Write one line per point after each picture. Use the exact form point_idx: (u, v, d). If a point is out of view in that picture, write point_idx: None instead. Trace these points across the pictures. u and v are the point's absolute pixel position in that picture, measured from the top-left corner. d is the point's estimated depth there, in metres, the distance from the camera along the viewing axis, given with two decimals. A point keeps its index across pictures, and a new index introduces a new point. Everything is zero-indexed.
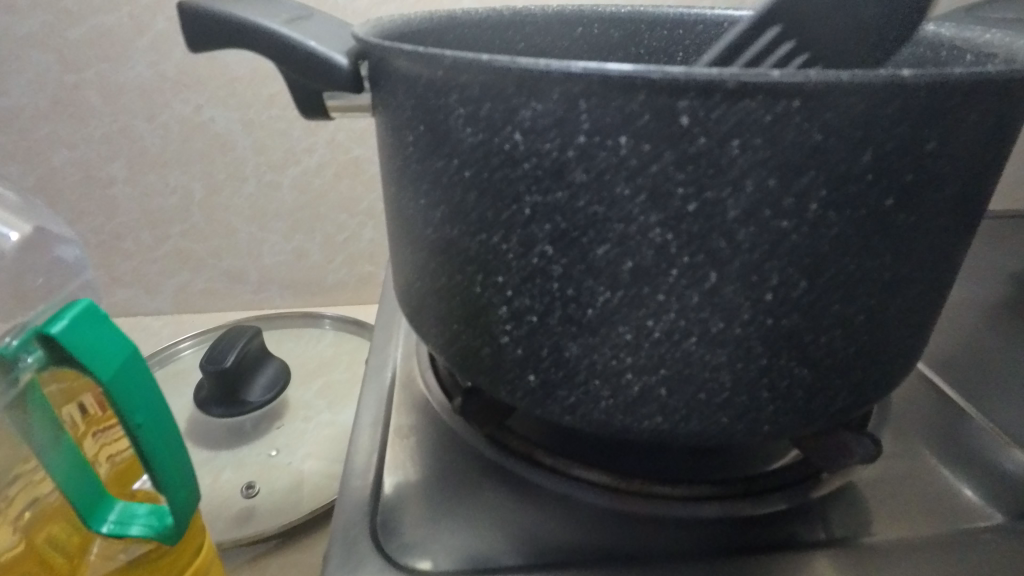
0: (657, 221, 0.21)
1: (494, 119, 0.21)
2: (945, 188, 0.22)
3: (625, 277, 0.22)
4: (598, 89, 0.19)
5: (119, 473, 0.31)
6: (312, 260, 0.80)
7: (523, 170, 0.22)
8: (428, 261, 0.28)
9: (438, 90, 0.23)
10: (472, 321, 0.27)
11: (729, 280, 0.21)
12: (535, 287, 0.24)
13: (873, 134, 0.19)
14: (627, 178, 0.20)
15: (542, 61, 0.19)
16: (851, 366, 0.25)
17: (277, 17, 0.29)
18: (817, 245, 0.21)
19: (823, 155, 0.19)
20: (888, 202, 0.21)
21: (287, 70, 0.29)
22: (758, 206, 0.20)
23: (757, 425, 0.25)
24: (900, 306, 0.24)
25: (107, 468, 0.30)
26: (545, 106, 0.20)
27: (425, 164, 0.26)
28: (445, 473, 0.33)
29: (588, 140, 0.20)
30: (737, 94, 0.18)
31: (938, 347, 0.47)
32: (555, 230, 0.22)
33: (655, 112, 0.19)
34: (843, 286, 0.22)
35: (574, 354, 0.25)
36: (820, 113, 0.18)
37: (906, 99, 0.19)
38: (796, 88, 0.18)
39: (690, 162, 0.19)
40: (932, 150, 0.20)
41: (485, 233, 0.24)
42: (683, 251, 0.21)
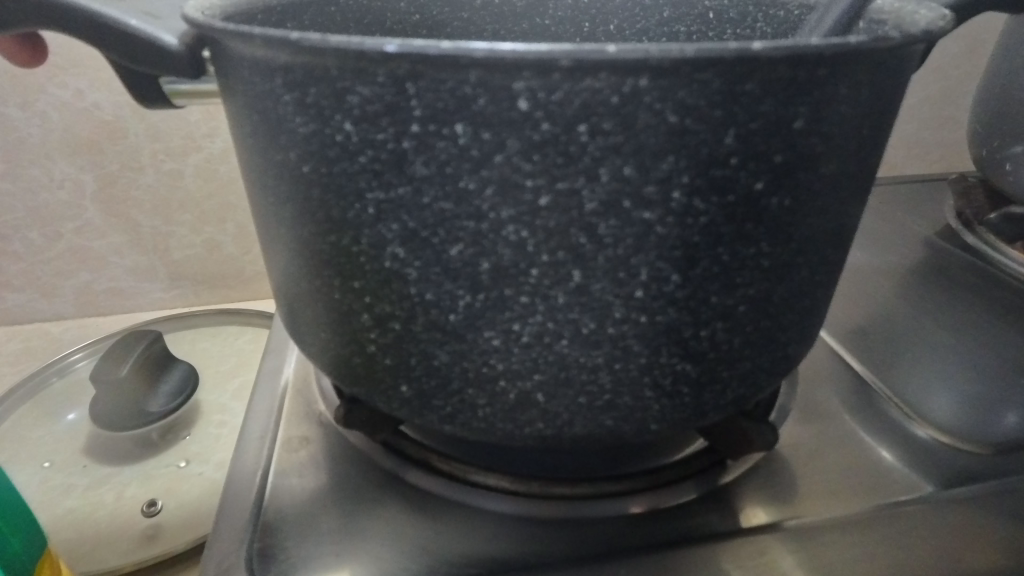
0: (510, 217, 0.18)
1: (322, 106, 0.19)
2: (821, 168, 0.20)
3: (484, 279, 0.20)
4: (423, 71, 0.16)
5: None
6: (226, 252, 0.75)
7: (360, 164, 0.19)
8: (288, 265, 0.25)
9: (263, 72, 0.20)
10: (339, 330, 0.25)
11: (595, 278, 0.19)
12: (393, 294, 0.21)
13: (734, 113, 0.17)
14: (471, 170, 0.18)
15: (356, 38, 0.16)
16: (740, 357, 0.24)
17: None
18: (686, 236, 0.19)
19: (681, 139, 0.17)
20: (759, 186, 0.19)
21: (110, 53, 0.25)
22: (616, 197, 0.18)
23: (645, 425, 0.24)
24: (785, 293, 0.23)
25: None
26: (372, 90, 0.17)
27: (266, 157, 0.23)
28: (336, 487, 0.31)
29: (423, 128, 0.17)
30: (576, 72, 0.16)
31: (850, 318, 0.47)
32: (404, 229, 0.20)
33: (490, 95, 0.16)
34: (719, 277, 0.20)
35: (444, 362, 0.23)
36: (672, 92, 0.16)
37: (764, 74, 0.17)
38: (638, 64, 0.16)
39: (537, 149, 0.17)
40: (801, 128, 0.18)
41: (334, 234, 0.21)
42: (542, 249, 0.19)
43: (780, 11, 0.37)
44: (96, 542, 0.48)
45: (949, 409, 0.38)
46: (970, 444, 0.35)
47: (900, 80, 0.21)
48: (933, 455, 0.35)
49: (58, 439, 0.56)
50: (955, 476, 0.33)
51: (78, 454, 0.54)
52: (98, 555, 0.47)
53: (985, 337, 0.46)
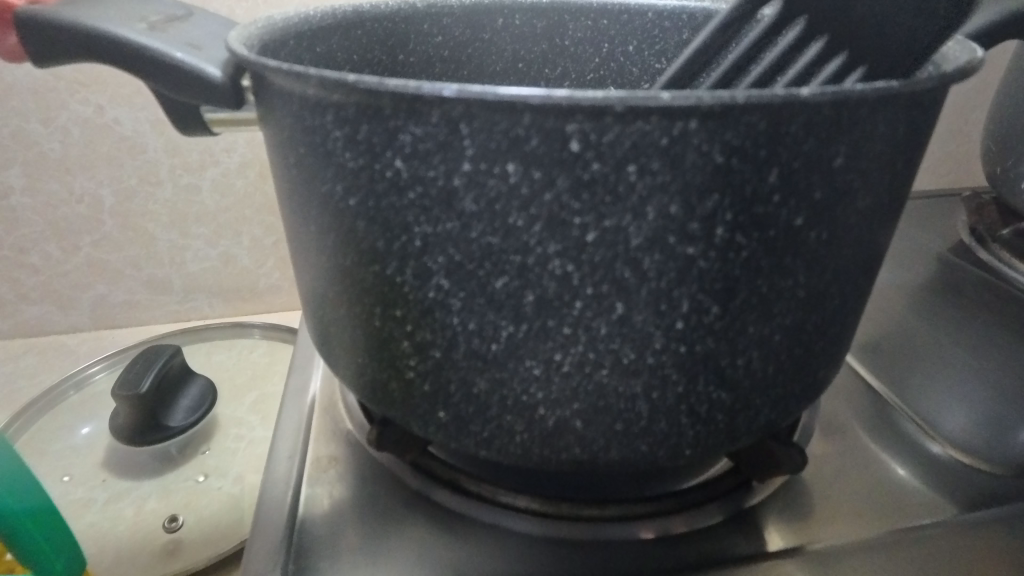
0: (556, 252, 0.19)
1: (373, 143, 0.19)
2: (857, 203, 0.20)
3: (528, 310, 0.20)
4: (477, 113, 0.17)
5: None
6: (242, 264, 0.75)
7: (409, 199, 0.20)
8: (326, 291, 0.26)
9: (314, 109, 0.20)
10: (377, 356, 0.25)
11: (637, 310, 0.20)
12: (435, 322, 0.22)
13: (777, 153, 0.18)
14: (520, 207, 0.18)
15: (413, 81, 0.17)
16: (772, 385, 0.24)
17: (142, 23, 0.27)
18: (727, 269, 0.19)
19: (726, 178, 0.18)
20: (798, 222, 0.19)
21: (153, 83, 0.26)
22: (661, 233, 0.18)
23: (679, 451, 0.24)
24: (818, 321, 0.23)
25: None
26: (425, 130, 0.18)
27: (311, 188, 0.23)
28: (366, 507, 0.32)
29: (474, 167, 0.18)
30: (628, 116, 0.16)
31: (868, 334, 0.47)
32: (449, 262, 0.20)
33: (543, 136, 0.17)
34: (757, 308, 0.21)
35: (483, 390, 0.23)
36: (719, 134, 0.17)
37: (809, 116, 0.17)
38: (689, 110, 0.16)
39: (586, 188, 0.18)
40: (841, 166, 0.19)
41: (379, 264, 0.22)
42: (586, 282, 0.19)
43: None
44: (117, 557, 0.48)
45: (965, 427, 0.38)
46: (994, 464, 0.36)
47: (932, 114, 0.22)
48: (956, 476, 0.35)
49: (77, 453, 0.56)
50: (977, 496, 0.34)
51: (98, 467, 0.55)
52: (121, 569, 0.47)
53: (1003, 353, 0.46)
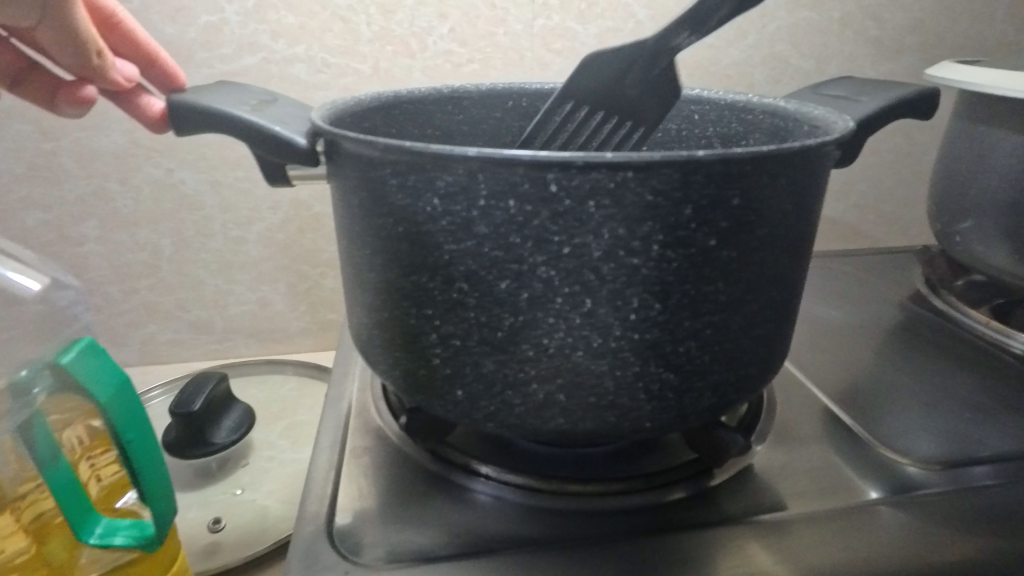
0: (542, 262, 0.27)
1: (417, 188, 0.28)
2: (758, 231, 0.29)
3: (523, 305, 0.29)
4: (488, 167, 0.26)
5: (107, 492, 0.39)
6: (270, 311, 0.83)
7: (441, 226, 0.28)
8: (372, 300, 0.34)
9: (376, 165, 0.29)
10: (410, 348, 0.33)
11: (600, 305, 0.28)
12: (455, 317, 0.30)
13: (689, 194, 0.26)
14: (517, 230, 0.27)
15: (446, 146, 0.26)
16: (710, 371, 0.31)
17: (247, 107, 0.37)
18: (663, 276, 0.28)
19: (656, 210, 0.26)
20: (712, 243, 0.28)
21: (254, 147, 0.36)
22: (614, 247, 0.27)
23: (640, 423, 0.32)
24: (741, 322, 0.31)
25: (97, 488, 0.39)
26: (453, 178, 0.27)
27: (368, 222, 0.32)
28: (393, 485, 0.39)
29: (486, 203, 0.27)
30: (586, 169, 0.25)
31: (831, 373, 0.54)
32: (467, 270, 0.29)
33: (531, 182, 0.26)
34: (689, 307, 0.29)
35: (490, 370, 0.31)
36: (647, 180, 0.25)
37: (708, 170, 0.26)
38: (625, 164, 0.25)
39: (560, 216, 0.26)
40: (738, 204, 0.27)
41: (416, 275, 0.30)
42: (563, 283, 0.28)
43: (746, 115, 0.47)
44: None
45: (910, 439, 0.45)
46: (929, 465, 0.42)
47: (814, 172, 0.30)
48: (889, 471, 0.41)
49: None
50: (905, 486, 0.40)
51: None
52: None
53: (949, 384, 0.53)
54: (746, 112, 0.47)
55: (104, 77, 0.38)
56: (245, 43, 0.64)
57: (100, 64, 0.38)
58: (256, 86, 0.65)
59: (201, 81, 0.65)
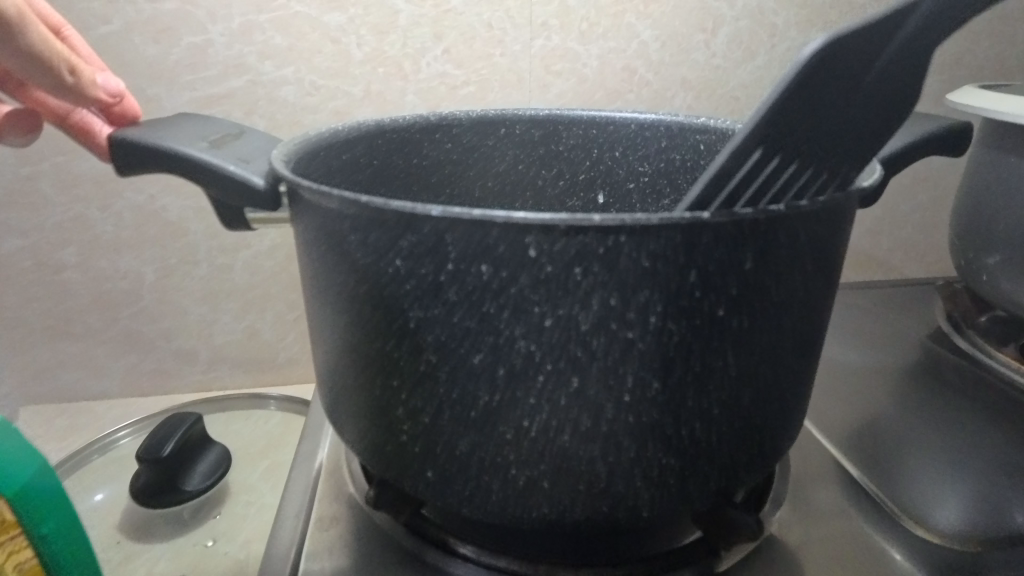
0: (521, 334, 0.23)
1: (379, 245, 0.24)
2: (774, 296, 0.25)
3: (500, 382, 0.25)
4: (456, 226, 0.22)
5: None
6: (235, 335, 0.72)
7: (405, 289, 0.24)
8: (336, 362, 0.30)
9: (334, 218, 0.26)
10: (377, 419, 0.29)
11: (590, 383, 0.24)
12: (424, 391, 0.26)
13: (694, 258, 0.22)
14: (492, 298, 0.23)
15: (408, 203, 0.22)
16: (718, 452, 0.27)
17: (204, 144, 0.33)
18: (663, 351, 0.24)
19: (654, 277, 0.22)
20: (721, 311, 0.24)
21: (209, 190, 0.32)
22: (604, 320, 0.23)
23: (638, 511, 0.27)
24: (754, 396, 0.27)
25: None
26: (418, 237, 0.23)
27: (329, 278, 0.28)
28: (363, 565, 0.35)
29: (456, 266, 0.23)
30: (571, 231, 0.21)
31: (845, 425, 0.49)
32: (436, 340, 0.25)
33: (507, 244, 0.22)
34: (694, 384, 0.25)
35: (465, 451, 0.27)
36: (644, 243, 0.21)
37: (717, 232, 0.22)
38: (617, 226, 0.21)
39: (542, 283, 0.22)
40: (752, 268, 0.23)
41: (381, 341, 0.27)
42: (546, 359, 0.24)
43: None
44: None
45: (941, 509, 0.40)
46: (962, 543, 0.37)
47: (838, 225, 0.26)
48: (917, 552, 0.37)
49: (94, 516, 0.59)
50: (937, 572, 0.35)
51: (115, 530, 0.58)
52: None
53: (974, 436, 0.48)
54: None
55: (81, 95, 0.35)
56: (231, 65, 0.59)
57: (75, 82, 0.35)
58: (242, 110, 0.60)
59: (185, 103, 0.59)
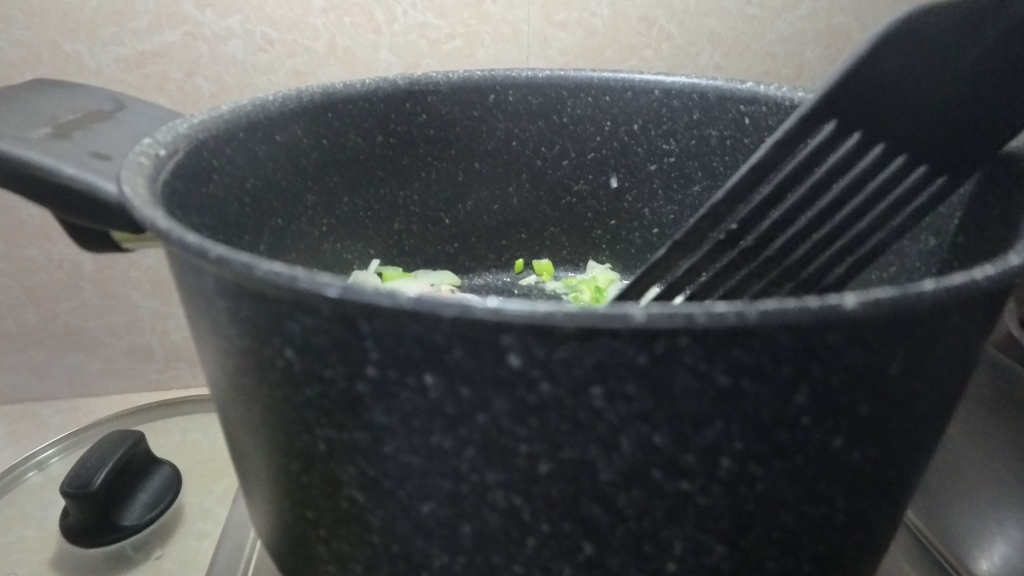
0: (498, 482, 0.14)
1: (259, 324, 0.14)
2: (918, 406, 0.15)
3: (465, 542, 0.15)
4: (378, 313, 0.12)
5: None
6: (189, 334, 0.61)
7: (306, 396, 0.15)
8: (237, 459, 0.21)
9: (193, 268, 0.16)
10: (293, 548, 0.20)
11: (612, 551, 0.15)
12: (351, 535, 0.17)
13: (807, 369, 0.12)
14: (445, 427, 0.13)
15: (289, 268, 0.12)
16: None
17: (43, 131, 0.23)
18: (736, 506, 0.14)
19: (733, 403, 0.12)
20: (836, 442, 0.14)
21: (46, 203, 0.22)
22: (642, 467, 0.13)
23: None
24: (862, 538, 0.17)
25: None
26: (316, 321, 0.13)
27: (206, 348, 0.18)
28: None
29: (382, 374, 0.13)
30: (586, 333, 0.11)
31: (964, 454, 0.31)
32: (361, 475, 0.15)
33: (469, 346, 0.12)
34: (779, 542, 0.15)
35: None
36: (721, 352, 0.12)
37: (852, 327, 0.12)
38: (675, 329, 0.11)
39: (532, 412, 0.12)
40: (897, 374, 0.13)
41: (282, 456, 0.17)
42: (541, 518, 0.14)
43: None
44: None
45: None
46: None
47: None
48: None
49: None
50: None
51: None
52: None
53: None
54: None
55: None
56: (164, 13, 0.40)
57: None
58: (179, 73, 0.42)
59: (113, 65, 0.41)
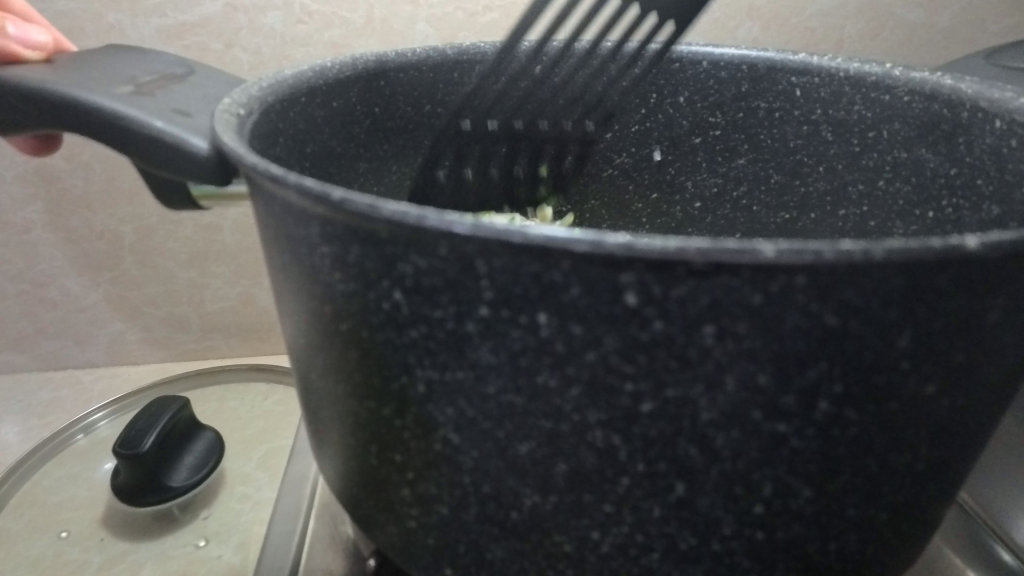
0: (599, 421, 0.14)
1: (366, 268, 0.15)
2: (1005, 357, 0.15)
3: (559, 481, 0.16)
4: (499, 252, 0.13)
5: None
6: (225, 306, 0.61)
7: (410, 338, 0.15)
8: (316, 409, 0.21)
9: (295, 216, 0.16)
10: (373, 493, 0.21)
11: (703, 492, 0.15)
12: (440, 476, 0.17)
13: (914, 313, 0.13)
14: (553, 366, 0.14)
15: (412, 207, 0.13)
16: (871, 563, 0.19)
17: (124, 89, 0.23)
18: (828, 449, 0.15)
19: (840, 344, 0.13)
20: (929, 389, 0.14)
21: (133, 158, 0.22)
22: (743, 407, 0.14)
23: None
24: (934, 490, 0.18)
25: None
26: (429, 262, 0.14)
27: (295, 298, 0.19)
28: None
29: (493, 313, 0.14)
30: (708, 270, 0.12)
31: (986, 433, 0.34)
32: (460, 416, 0.16)
33: (587, 284, 0.12)
34: (862, 488, 0.16)
35: (499, 557, 0.18)
36: (835, 293, 0.12)
37: (962, 270, 0.12)
38: (797, 265, 0.11)
39: (643, 351, 0.13)
40: (994, 322, 0.14)
41: (374, 400, 0.18)
42: (637, 458, 0.15)
43: (885, 95, 0.32)
44: None
45: None
46: None
47: None
48: None
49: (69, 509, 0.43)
50: None
51: None
52: None
53: None
54: (882, 90, 0.32)
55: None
56: None
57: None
58: (220, 45, 0.42)
59: (155, 35, 0.42)
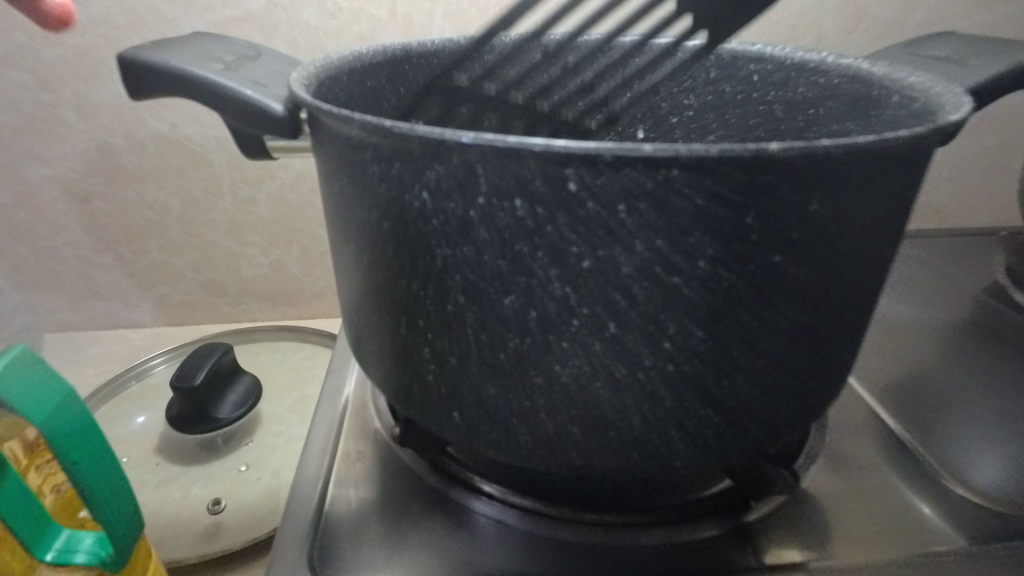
0: (557, 276, 0.22)
1: (404, 177, 0.22)
2: (836, 242, 0.22)
3: (532, 326, 0.23)
4: (491, 157, 0.20)
5: None
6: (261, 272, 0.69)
7: (432, 226, 0.23)
8: (360, 303, 0.29)
9: (355, 146, 0.24)
10: (402, 361, 0.28)
11: (628, 331, 0.22)
12: (452, 333, 0.25)
13: (753, 198, 0.20)
14: (526, 237, 0.21)
15: (437, 129, 0.20)
16: (761, 405, 0.26)
17: (218, 65, 0.31)
18: (710, 298, 0.22)
19: (707, 218, 0.20)
20: (776, 259, 0.21)
21: (226, 115, 0.30)
22: (649, 263, 0.21)
23: (670, 462, 0.26)
24: (804, 349, 0.25)
25: None
26: (447, 168, 0.21)
27: (350, 212, 0.26)
28: (390, 503, 0.34)
29: (487, 202, 0.21)
30: (617, 165, 0.19)
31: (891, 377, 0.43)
32: (466, 281, 0.23)
33: (545, 177, 0.20)
34: (740, 335, 0.23)
35: (493, 396, 0.26)
36: (699, 181, 0.19)
37: (781, 168, 0.19)
38: (670, 160, 0.19)
39: (582, 223, 0.20)
40: (816, 210, 0.21)
41: (406, 279, 0.25)
42: (583, 304, 0.22)
43: (819, 79, 0.39)
44: None
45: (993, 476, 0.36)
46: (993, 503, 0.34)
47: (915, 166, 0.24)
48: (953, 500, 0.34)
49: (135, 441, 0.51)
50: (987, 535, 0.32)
51: None
52: None
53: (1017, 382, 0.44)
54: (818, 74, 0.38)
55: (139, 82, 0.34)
56: None
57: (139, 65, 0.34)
58: None
59: None
